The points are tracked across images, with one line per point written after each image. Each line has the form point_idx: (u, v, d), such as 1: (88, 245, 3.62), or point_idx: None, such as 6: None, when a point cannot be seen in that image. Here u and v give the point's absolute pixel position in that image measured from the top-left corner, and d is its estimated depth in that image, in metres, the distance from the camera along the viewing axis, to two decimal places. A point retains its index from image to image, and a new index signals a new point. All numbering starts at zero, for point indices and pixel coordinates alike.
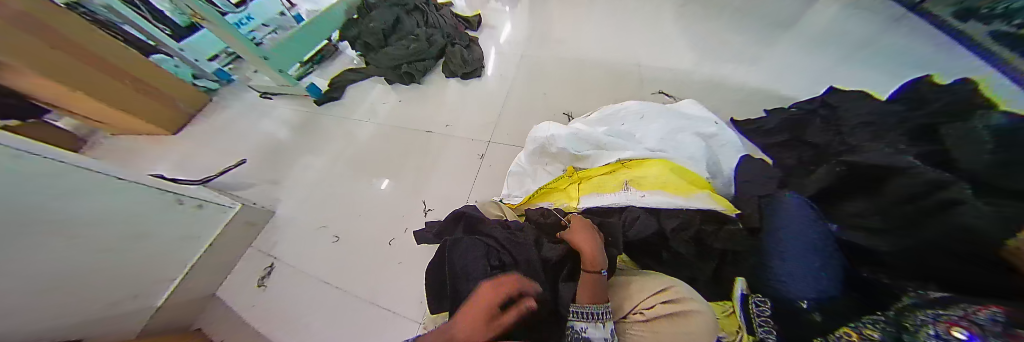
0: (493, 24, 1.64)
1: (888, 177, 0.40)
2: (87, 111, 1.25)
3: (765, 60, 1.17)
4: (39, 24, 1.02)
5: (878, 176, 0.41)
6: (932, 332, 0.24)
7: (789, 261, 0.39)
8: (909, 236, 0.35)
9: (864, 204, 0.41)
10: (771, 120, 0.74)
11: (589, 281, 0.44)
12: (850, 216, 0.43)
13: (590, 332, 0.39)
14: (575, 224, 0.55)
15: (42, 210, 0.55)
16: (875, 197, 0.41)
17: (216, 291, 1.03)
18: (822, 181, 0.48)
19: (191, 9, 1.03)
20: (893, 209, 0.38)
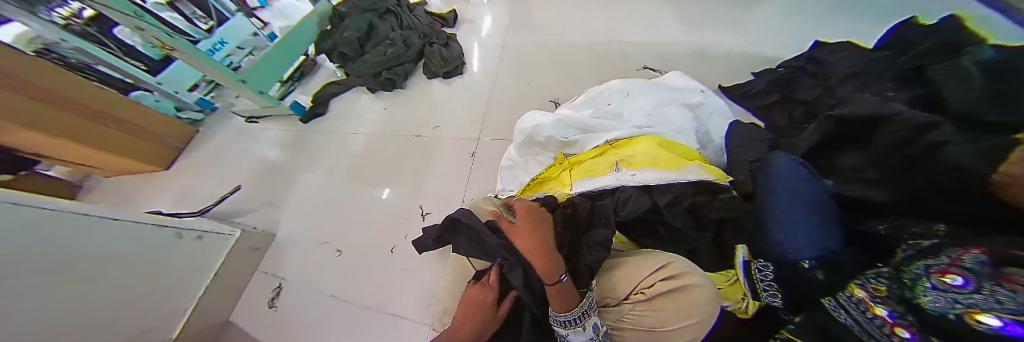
0: (470, 18, 1.61)
1: (878, 125, 0.40)
2: (75, 157, 1.25)
3: (748, 21, 1.14)
4: (15, 78, 1.04)
5: (869, 123, 0.42)
6: (928, 285, 0.23)
7: (786, 222, 0.38)
8: (901, 180, 0.34)
9: (858, 157, 0.41)
10: (759, 82, 0.72)
11: (553, 294, 0.42)
12: (846, 169, 0.42)
13: (572, 338, 0.41)
14: (520, 223, 0.50)
15: (27, 256, 0.54)
16: (866, 148, 0.41)
17: (228, 317, 1.04)
18: (812, 138, 0.49)
19: (157, 40, 1.01)
20: (886, 157, 0.38)
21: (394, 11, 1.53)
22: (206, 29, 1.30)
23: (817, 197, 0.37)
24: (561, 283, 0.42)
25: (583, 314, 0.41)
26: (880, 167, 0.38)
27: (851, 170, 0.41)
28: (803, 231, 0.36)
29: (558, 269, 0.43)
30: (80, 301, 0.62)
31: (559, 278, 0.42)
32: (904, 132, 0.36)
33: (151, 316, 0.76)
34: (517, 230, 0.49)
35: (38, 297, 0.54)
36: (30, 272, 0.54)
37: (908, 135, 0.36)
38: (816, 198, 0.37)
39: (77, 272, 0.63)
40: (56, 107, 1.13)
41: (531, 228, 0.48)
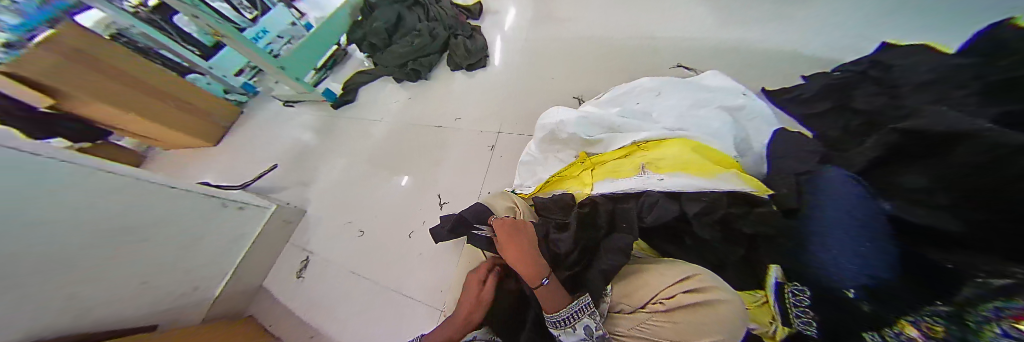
0: (496, 9, 1.59)
1: (956, 139, 0.27)
2: (146, 132, 1.41)
3: (803, 17, 1.02)
4: (92, 60, 1.19)
5: (933, 141, 0.29)
6: (1000, 331, 0.22)
7: (834, 245, 0.34)
8: (986, 210, 0.24)
9: (923, 175, 0.29)
10: (812, 86, 0.65)
11: (539, 296, 0.46)
12: (907, 194, 0.31)
13: (562, 338, 0.44)
14: (500, 242, 0.54)
15: (90, 217, 0.62)
16: (940, 163, 0.28)
17: (263, 283, 1.14)
18: (870, 152, 0.37)
19: (212, 27, 1.10)
20: (962, 178, 0.26)
21: (422, 2, 1.54)
22: (252, 17, 1.39)
23: (872, 219, 0.32)
24: (544, 286, 0.46)
25: (572, 314, 0.43)
26: (951, 206, 0.26)
27: (911, 194, 0.30)
28: (853, 257, 0.32)
29: (539, 272, 0.47)
30: (132, 261, 0.69)
31: (541, 282, 0.46)
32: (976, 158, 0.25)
33: (192, 279, 0.85)
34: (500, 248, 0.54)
35: (86, 256, 0.60)
36: (85, 232, 0.61)
37: (974, 170, 0.25)
38: (871, 220, 0.32)
39: (78, 271, 0.59)
40: (124, 85, 1.26)
41: (509, 243, 0.52)
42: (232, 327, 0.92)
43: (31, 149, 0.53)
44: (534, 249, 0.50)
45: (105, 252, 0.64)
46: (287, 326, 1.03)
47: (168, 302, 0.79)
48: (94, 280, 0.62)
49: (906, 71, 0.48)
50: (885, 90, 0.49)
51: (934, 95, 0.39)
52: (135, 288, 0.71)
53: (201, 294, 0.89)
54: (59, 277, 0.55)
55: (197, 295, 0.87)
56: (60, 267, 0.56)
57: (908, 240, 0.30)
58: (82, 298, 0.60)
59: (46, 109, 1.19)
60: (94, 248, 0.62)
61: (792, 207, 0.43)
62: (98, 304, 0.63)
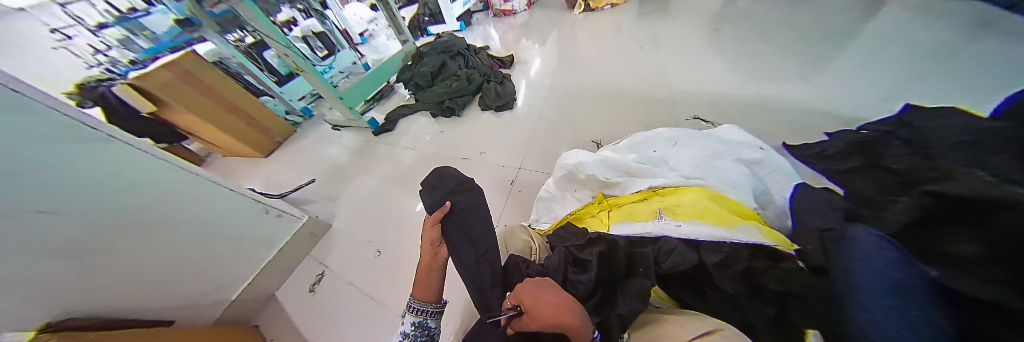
0: (524, 60, 1.80)
1: (995, 211, 0.28)
2: (214, 139, 1.64)
3: (817, 82, 1.07)
4: (197, 80, 1.46)
5: (970, 206, 0.31)
6: None
7: (869, 309, 0.32)
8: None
9: (974, 242, 0.29)
10: (836, 143, 0.63)
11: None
12: (958, 263, 0.29)
13: None
14: (531, 304, 0.42)
15: (149, 207, 0.70)
16: (983, 232, 0.29)
17: (276, 293, 1.16)
18: (906, 215, 0.37)
19: (296, 63, 1.35)
20: (1014, 250, 0.26)
21: (463, 53, 1.81)
22: (323, 55, 1.70)
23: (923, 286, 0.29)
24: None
25: None
26: (995, 280, 0.26)
27: (955, 263, 0.30)
28: (892, 323, 0.30)
29: (587, 332, 0.38)
30: (151, 258, 0.72)
31: (590, 339, 0.39)
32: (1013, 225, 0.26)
33: (208, 282, 0.87)
34: (530, 314, 0.42)
35: (127, 240, 0.67)
36: (141, 217, 0.69)
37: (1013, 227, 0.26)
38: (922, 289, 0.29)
39: (102, 259, 0.63)
40: (212, 100, 1.51)
41: (543, 307, 0.41)
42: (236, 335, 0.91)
43: (125, 139, 0.64)
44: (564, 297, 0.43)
45: (147, 240, 0.71)
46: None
47: (178, 299, 0.81)
48: (120, 264, 0.67)
49: (932, 133, 0.47)
50: (915, 151, 0.47)
51: (969, 157, 0.38)
52: (140, 287, 0.72)
53: (218, 297, 0.92)
54: (76, 259, 0.59)
55: (217, 295, 0.91)
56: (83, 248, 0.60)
57: (966, 310, 0.28)
58: (102, 276, 0.64)
59: (146, 114, 1.42)
60: (142, 234, 0.69)
61: (820, 265, 0.42)
62: (93, 298, 0.63)
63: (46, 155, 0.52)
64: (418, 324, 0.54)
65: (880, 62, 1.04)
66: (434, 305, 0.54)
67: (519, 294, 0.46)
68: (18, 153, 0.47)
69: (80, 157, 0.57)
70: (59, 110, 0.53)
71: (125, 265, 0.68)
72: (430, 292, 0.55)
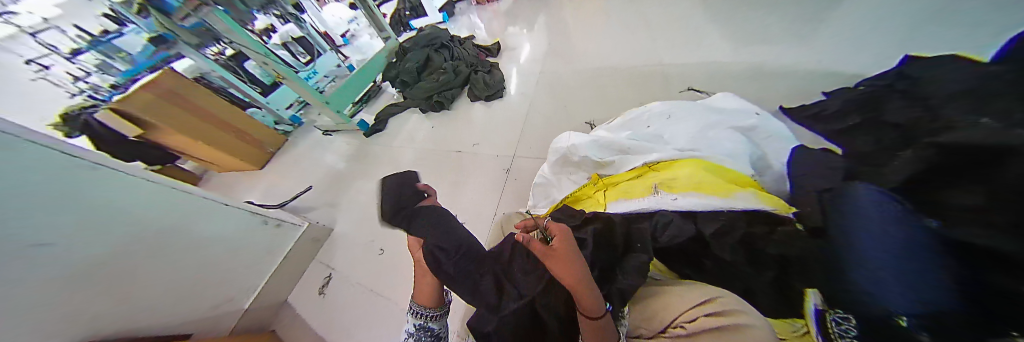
0: (511, 46, 1.76)
1: (999, 155, 0.26)
2: (205, 156, 1.61)
3: (811, 43, 1.04)
4: (178, 97, 1.43)
5: (975, 157, 0.29)
6: None
7: (866, 265, 0.32)
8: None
9: (976, 190, 0.27)
10: (835, 102, 0.62)
11: (596, 331, 0.39)
12: (962, 214, 0.28)
13: None
14: (556, 246, 0.43)
15: (147, 227, 0.70)
16: (986, 179, 0.27)
17: (287, 299, 1.18)
18: (905, 172, 0.35)
19: (275, 71, 1.31)
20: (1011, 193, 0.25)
21: (448, 45, 1.76)
22: (305, 61, 1.64)
23: (928, 242, 0.28)
24: (605, 318, 0.39)
25: None
26: (988, 225, 0.25)
27: (961, 214, 0.28)
28: (890, 278, 0.30)
29: (600, 303, 0.39)
30: (162, 275, 0.74)
31: (602, 310, 0.39)
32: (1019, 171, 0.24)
33: (220, 293, 0.89)
34: (555, 253, 0.42)
35: (128, 261, 0.67)
36: (139, 240, 0.69)
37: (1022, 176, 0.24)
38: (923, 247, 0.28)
39: (111, 278, 0.64)
40: (195, 117, 1.48)
41: (568, 253, 0.42)
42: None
43: (106, 163, 0.63)
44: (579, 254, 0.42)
45: (151, 258, 0.72)
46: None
47: (192, 313, 0.82)
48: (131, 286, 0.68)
49: (933, 82, 0.45)
50: (915, 102, 0.45)
51: (969, 103, 0.36)
52: (163, 300, 0.75)
53: (232, 307, 0.94)
54: (83, 282, 0.59)
55: (229, 306, 0.93)
56: (82, 276, 0.59)
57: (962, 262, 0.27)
58: (115, 295, 0.65)
59: (134, 138, 1.41)
60: (143, 255, 0.70)
61: (819, 225, 0.41)
62: (115, 314, 0.65)
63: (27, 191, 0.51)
64: (420, 326, 0.54)
65: (878, 16, 1.00)
66: (435, 310, 0.54)
67: (550, 227, 0.47)
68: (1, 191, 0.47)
69: (66, 188, 0.57)
70: (43, 144, 0.53)
71: (135, 282, 0.69)
72: (429, 298, 0.54)
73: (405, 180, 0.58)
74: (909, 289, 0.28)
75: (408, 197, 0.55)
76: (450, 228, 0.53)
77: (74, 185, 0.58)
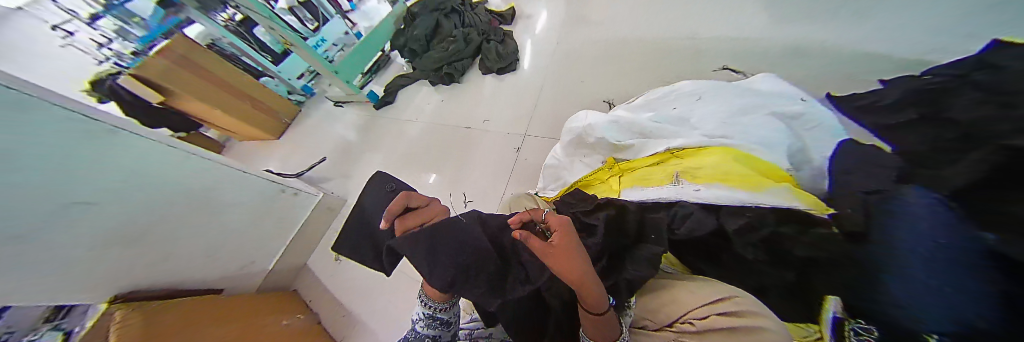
0: (527, 13, 1.62)
1: None
2: (224, 124, 1.65)
3: (877, 14, 0.89)
4: (190, 63, 1.44)
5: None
6: None
7: (901, 281, 0.30)
8: None
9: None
10: (893, 91, 0.53)
11: (597, 325, 0.39)
12: (1021, 230, 0.24)
13: None
14: (557, 242, 0.40)
15: (183, 196, 0.75)
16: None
17: (308, 261, 1.27)
18: (962, 179, 0.31)
19: (281, 36, 1.29)
20: None
21: (458, 10, 1.64)
22: (313, 28, 1.56)
23: (975, 260, 0.26)
24: (608, 313, 0.38)
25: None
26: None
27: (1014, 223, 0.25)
28: (916, 288, 0.28)
29: (604, 300, 0.38)
30: (193, 240, 0.80)
31: (605, 307, 0.38)
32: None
33: (247, 253, 0.97)
34: (555, 250, 0.39)
35: (164, 227, 0.72)
36: (173, 209, 0.73)
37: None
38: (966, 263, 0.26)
39: (149, 240, 0.70)
40: (211, 84, 1.50)
41: (570, 248, 0.39)
42: (279, 298, 1.04)
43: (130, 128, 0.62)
44: (581, 251, 0.40)
45: (183, 225, 0.76)
46: (326, 302, 1.14)
47: (226, 272, 0.93)
48: (166, 246, 0.74)
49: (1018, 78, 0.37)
50: (988, 95, 0.38)
51: None
52: (199, 261, 0.83)
53: (254, 269, 1.02)
54: (125, 243, 0.65)
55: (252, 267, 1.01)
56: (123, 240, 0.65)
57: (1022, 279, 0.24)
58: (148, 256, 0.71)
59: (157, 104, 1.46)
60: (179, 220, 0.75)
61: (858, 231, 0.37)
62: (141, 273, 0.72)
63: (75, 158, 0.53)
64: (429, 316, 0.55)
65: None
66: (444, 303, 0.54)
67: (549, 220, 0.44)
68: (52, 160, 0.48)
69: (107, 157, 0.58)
70: (71, 108, 0.50)
71: (168, 245, 0.74)
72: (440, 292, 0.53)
73: (367, 216, 0.52)
74: (946, 305, 0.26)
75: (374, 236, 0.52)
76: (426, 256, 0.41)
77: (105, 152, 0.59)
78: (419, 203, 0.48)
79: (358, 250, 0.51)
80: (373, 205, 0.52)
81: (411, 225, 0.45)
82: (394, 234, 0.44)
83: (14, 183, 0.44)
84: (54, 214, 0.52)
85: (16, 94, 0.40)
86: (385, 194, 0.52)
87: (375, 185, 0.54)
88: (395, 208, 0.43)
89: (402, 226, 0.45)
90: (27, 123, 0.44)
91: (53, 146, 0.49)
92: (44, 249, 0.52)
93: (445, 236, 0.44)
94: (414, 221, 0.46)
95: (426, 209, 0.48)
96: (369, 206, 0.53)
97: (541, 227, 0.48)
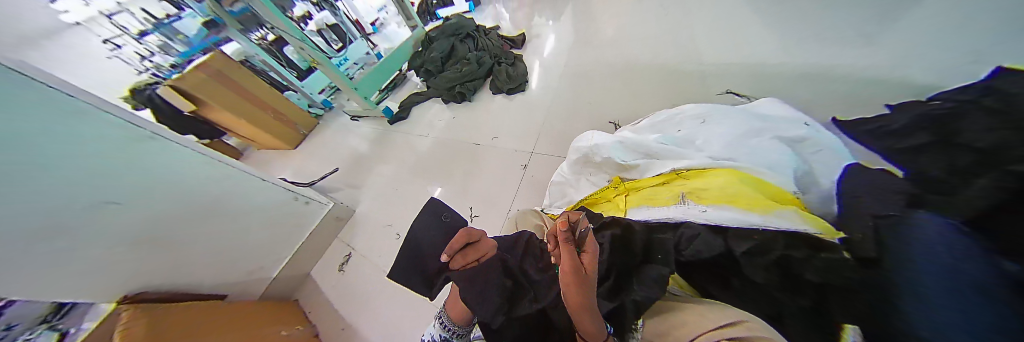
0: (536, 38, 1.71)
1: None
2: (249, 133, 1.74)
3: (885, 43, 0.90)
4: (223, 76, 1.55)
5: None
6: None
7: (926, 310, 0.28)
8: None
9: None
10: (902, 116, 0.53)
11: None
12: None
13: None
14: (587, 261, 0.40)
15: (192, 206, 0.77)
16: None
17: (310, 272, 1.27)
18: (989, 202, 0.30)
19: (310, 55, 1.39)
20: None
21: (473, 35, 1.76)
22: (337, 47, 1.69)
23: (987, 280, 0.26)
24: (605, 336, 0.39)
25: None
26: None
27: None
28: (937, 305, 0.27)
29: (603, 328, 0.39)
30: (199, 244, 0.81)
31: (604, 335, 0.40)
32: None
33: (253, 259, 0.99)
34: (586, 271, 0.40)
35: (174, 231, 0.75)
36: (187, 209, 0.76)
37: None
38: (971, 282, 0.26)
39: (156, 243, 0.72)
40: (241, 97, 1.61)
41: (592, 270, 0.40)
42: (279, 308, 1.03)
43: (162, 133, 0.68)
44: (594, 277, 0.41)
45: (190, 230, 0.78)
46: (324, 316, 1.11)
47: (228, 277, 0.93)
48: (175, 251, 0.76)
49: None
50: (1008, 123, 0.37)
51: None
52: (210, 262, 0.86)
53: (258, 276, 1.03)
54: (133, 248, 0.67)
55: (258, 274, 1.03)
56: (129, 248, 0.67)
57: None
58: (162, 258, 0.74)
59: (187, 112, 1.56)
60: (182, 224, 0.76)
61: (871, 257, 0.36)
62: (151, 275, 0.73)
63: (64, 162, 0.52)
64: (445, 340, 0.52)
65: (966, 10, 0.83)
66: (464, 330, 0.52)
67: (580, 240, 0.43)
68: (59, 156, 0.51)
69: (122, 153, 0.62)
70: (109, 111, 0.58)
71: (176, 248, 0.76)
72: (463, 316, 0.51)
73: (417, 242, 0.50)
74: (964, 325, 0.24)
75: (426, 264, 0.49)
76: (479, 295, 0.43)
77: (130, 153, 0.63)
78: (477, 239, 0.46)
79: (410, 275, 0.48)
80: (426, 235, 0.50)
81: (471, 259, 0.45)
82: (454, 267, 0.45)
83: (28, 177, 0.47)
84: (62, 221, 0.54)
85: (39, 84, 0.45)
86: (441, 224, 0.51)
87: (428, 213, 0.53)
88: (457, 246, 0.43)
89: (461, 262, 0.45)
90: (49, 111, 0.48)
91: (77, 140, 0.54)
92: (49, 249, 0.54)
93: (474, 275, 0.45)
94: (473, 256, 0.45)
95: (481, 244, 0.47)
96: (421, 236, 0.50)
97: (575, 235, 0.44)
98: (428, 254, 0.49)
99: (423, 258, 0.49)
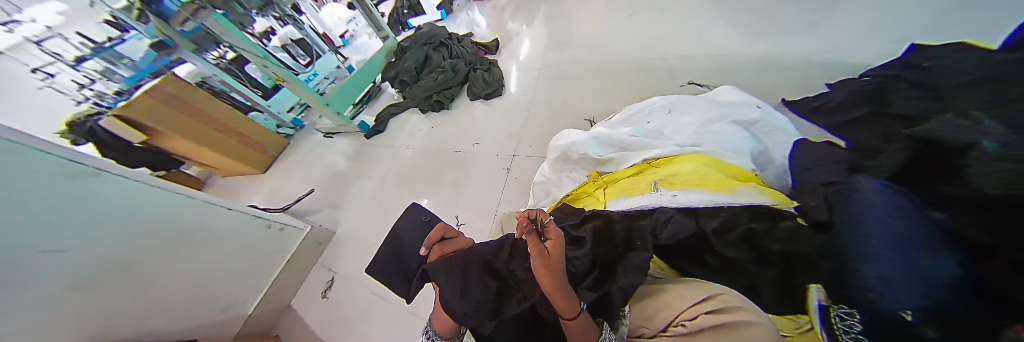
0: (510, 43, 1.74)
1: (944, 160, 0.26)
2: (209, 160, 1.63)
3: (817, 38, 1.01)
4: (176, 99, 1.44)
5: (949, 155, 0.26)
6: None
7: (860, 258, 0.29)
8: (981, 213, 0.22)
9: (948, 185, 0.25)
10: (839, 93, 0.59)
11: (576, 331, 0.39)
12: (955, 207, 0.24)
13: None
14: (551, 247, 0.43)
15: (152, 238, 0.73)
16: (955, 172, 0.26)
17: (291, 302, 1.19)
18: (892, 162, 0.33)
19: (275, 73, 1.33)
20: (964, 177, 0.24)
21: (446, 43, 1.75)
22: (304, 62, 1.64)
23: None
24: (580, 316, 0.40)
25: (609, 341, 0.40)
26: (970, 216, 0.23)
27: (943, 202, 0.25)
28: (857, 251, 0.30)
29: (575, 304, 0.40)
30: (173, 268, 0.77)
31: (577, 311, 0.40)
32: (1004, 163, 0.20)
33: (231, 292, 0.93)
34: (548, 254, 0.42)
35: (145, 257, 0.71)
36: (142, 243, 0.71)
37: (1001, 177, 0.20)
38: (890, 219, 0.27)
39: (120, 279, 0.67)
40: (199, 121, 1.51)
41: (558, 254, 0.42)
42: None
43: (103, 167, 0.66)
44: (563, 262, 0.43)
45: (163, 257, 0.75)
46: None
47: (201, 318, 0.85)
48: (142, 283, 0.71)
49: (936, 76, 0.42)
50: (921, 94, 0.42)
51: (974, 94, 0.33)
52: (182, 296, 0.80)
53: (235, 312, 0.96)
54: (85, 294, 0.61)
55: (236, 309, 0.96)
56: (81, 292, 0.61)
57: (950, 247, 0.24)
58: (123, 299, 0.68)
59: (138, 143, 1.44)
60: (162, 251, 0.75)
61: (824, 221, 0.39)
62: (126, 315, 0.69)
63: None
64: None
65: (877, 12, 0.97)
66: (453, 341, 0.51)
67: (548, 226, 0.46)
68: None
69: (58, 191, 0.58)
70: (47, 150, 0.56)
71: (150, 275, 0.73)
72: (451, 331, 0.50)
73: (402, 247, 0.51)
74: (911, 284, 0.24)
75: (407, 265, 0.50)
76: (460, 287, 0.44)
77: (68, 195, 0.59)
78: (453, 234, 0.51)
79: (387, 272, 0.49)
80: (410, 234, 0.52)
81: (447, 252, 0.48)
82: (430, 259, 0.47)
83: None
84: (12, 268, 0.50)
85: None
86: (423, 225, 0.53)
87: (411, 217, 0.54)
88: (434, 236, 0.48)
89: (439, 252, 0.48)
90: None
91: None
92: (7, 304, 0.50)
93: (450, 267, 0.45)
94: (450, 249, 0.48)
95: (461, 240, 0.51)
96: (405, 235, 0.52)
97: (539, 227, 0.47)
98: (412, 257, 0.51)
99: (405, 259, 0.50)
